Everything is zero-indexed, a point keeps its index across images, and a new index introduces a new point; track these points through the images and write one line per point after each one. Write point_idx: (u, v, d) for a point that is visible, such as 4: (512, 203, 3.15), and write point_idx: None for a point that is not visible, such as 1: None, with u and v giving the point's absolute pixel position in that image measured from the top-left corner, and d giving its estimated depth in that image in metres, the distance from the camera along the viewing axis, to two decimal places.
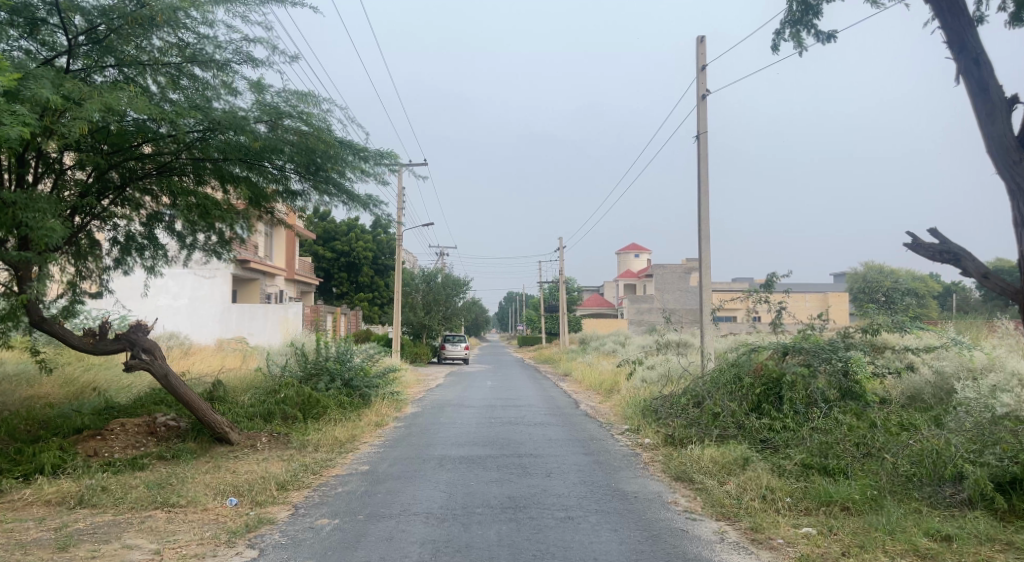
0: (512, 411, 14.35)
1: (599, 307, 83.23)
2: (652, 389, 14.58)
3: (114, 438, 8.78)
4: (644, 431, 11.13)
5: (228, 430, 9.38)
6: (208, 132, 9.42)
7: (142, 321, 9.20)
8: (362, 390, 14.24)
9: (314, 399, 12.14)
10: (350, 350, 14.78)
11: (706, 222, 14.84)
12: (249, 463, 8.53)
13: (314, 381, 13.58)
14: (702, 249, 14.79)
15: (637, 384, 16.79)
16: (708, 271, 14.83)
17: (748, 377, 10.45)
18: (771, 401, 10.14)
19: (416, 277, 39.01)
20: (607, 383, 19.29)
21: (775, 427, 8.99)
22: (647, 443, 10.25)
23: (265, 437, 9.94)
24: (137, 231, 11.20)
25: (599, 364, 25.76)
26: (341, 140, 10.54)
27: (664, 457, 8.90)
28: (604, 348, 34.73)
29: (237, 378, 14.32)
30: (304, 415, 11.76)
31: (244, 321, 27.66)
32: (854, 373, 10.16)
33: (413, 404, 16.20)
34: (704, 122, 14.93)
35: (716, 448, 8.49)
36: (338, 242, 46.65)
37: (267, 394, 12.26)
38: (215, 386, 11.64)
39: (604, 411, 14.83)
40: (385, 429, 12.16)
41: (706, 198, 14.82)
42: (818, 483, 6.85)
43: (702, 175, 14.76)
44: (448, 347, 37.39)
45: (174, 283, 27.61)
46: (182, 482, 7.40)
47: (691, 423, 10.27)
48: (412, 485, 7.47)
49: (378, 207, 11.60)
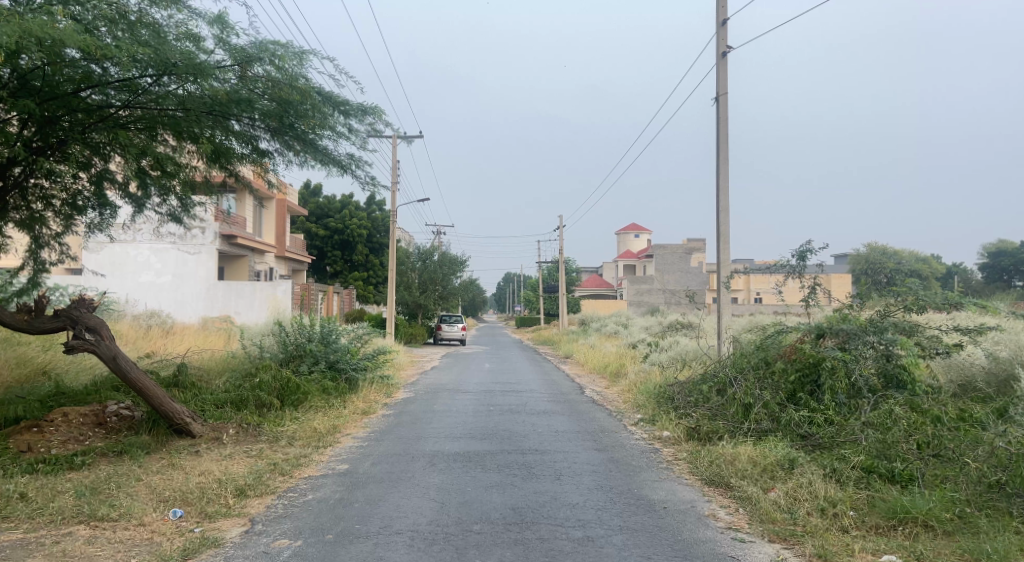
0: (511, 397, 13.20)
1: (598, 288, 82.03)
2: (665, 375, 13.40)
3: (53, 431, 7.61)
4: (662, 423, 9.95)
5: (188, 420, 8.18)
6: (163, 76, 8.13)
7: (86, 295, 7.98)
8: (348, 374, 13.04)
9: (293, 384, 10.93)
10: (336, 329, 13.55)
11: (725, 194, 13.58)
12: (208, 461, 7.33)
13: (295, 363, 12.38)
14: (720, 222, 13.56)
15: (645, 368, 15.60)
16: (726, 247, 13.61)
17: (780, 363, 9.27)
18: (807, 390, 8.95)
19: (412, 255, 37.73)
20: (612, 367, 18.10)
21: (816, 421, 7.82)
22: (667, 437, 9.08)
23: (233, 428, 8.75)
24: (85, 189, 9.98)
25: (603, 346, 24.59)
26: (316, 91, 9.21)
27: (690, 457, 7.73)
28: (606, 329, 33.58)
29: (213, 360, 13.11)
30: (281, 402, 10.56)
31: (230, 299, 26.43)
32: (899, 357, 8.99)
33: (406, 389, 15.02)
34: (724, 81, 13.62)
35: (751, 445, 7.34)
36: (332, 220, 45.32)
37: (243, 378, 11.09)
38: (181, 370, 10.43)
39: (612, 398, 13.66)
40: (372, 417, 10.98)
41: (725, 166, 13.54)
42: (885, 492, 5.67)
43: (721, 139, 13.46)
44: (444, 328, 36.24)
45: (156, 259, 26.27)
46: (121, 487, 6.21)
47: (717, 415, 9.09)
48: (397, 491, 6.29)
49: (362, 168, 10.33)
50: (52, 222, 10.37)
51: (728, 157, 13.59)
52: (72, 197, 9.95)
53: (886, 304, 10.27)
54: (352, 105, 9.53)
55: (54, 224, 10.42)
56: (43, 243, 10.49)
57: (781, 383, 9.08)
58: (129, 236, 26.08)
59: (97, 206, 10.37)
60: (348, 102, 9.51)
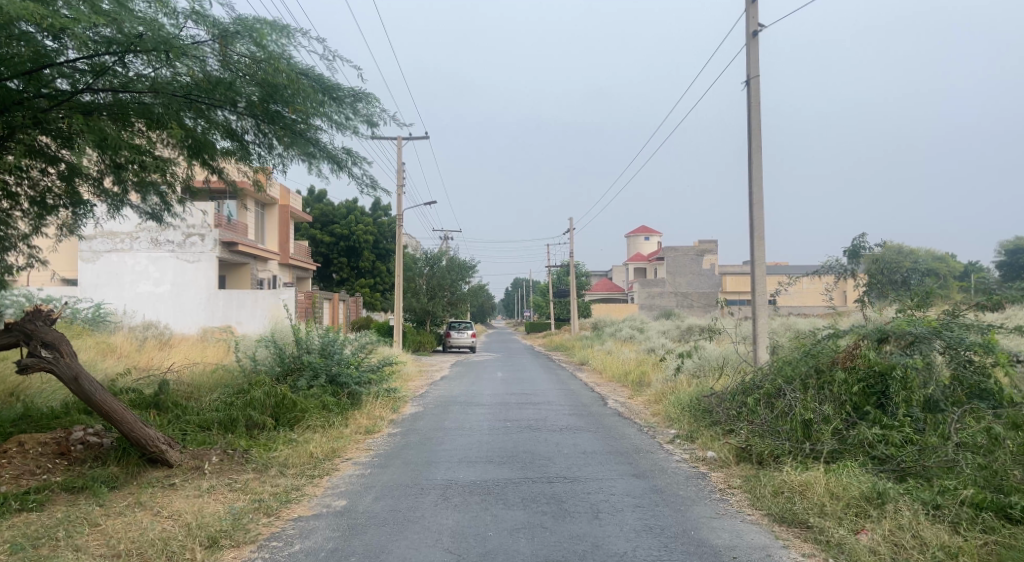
0: (528, 411, 12.07)
1: (609, 292, 80.83)
2: (696, 385, 12.24)
3: (4, 464, 6.56)
4: (703, 441, 8.82)
5: (164, 448, 7.11)
6: (131, 55, 7.09)
7: (43, 306, 6.92)
8: (351, 388, 11.95)
9: (288, 401, 9.87)
10: (338, 339, 12.48)
11: (758, 185, 12.47)
12: (181, 499, 6.24)
13: (293, 378, 11.30)
14: (753, 217, 12.45)
15: (670, 376, 14.46)
16: (761, 244, 12.48)
17: (839, 372, 8.12)
18: (874, 403, 7.79)
19: (419, 261, 36.70)
20: (634, 375, 16.95)
21: (894, 442, 6.66)
22: (713, 459, 7.94)
23: (217, 454, 7.65)
24: (56, 185, 9.07)
25: (620, 352, 23.45)
26: (304, 73, 8.12)
27: (748, 485, 6.57)
28: (620, 334, 32.44)
29: (205, 375, 12.06)
30: (275, 422, 9.48)
31: (232, 308, 25.38)
32: (980, 364, 7.82)
33: (414, 402, 13.92)
34: (754, 62, 12.55)
35: (822, 472, 6.19)
36: (337, 226, 44.42)
37: (234, 396, 10.03)
38: (164, 388, 9.37)
39: (639, 410, 12.50)
40: (377, 437, 9.88)
41: (758, 156, 12.44)
42: (1014, 537, 4.53)
43: (754, 125, 12.37)
44: (454, 335, 35.23)
45: (154, 268, 25.30)
46: (72, 536, 5.14)
47: (770, 432, 7.95)
48: (402, 538, 5.17)
49: (361, 159, 9.23)
50: (20, 221, 9.47)
51: (760, 146, 12.49)
52: (40, 195, 9.06)
53: (955, 303, 9.08)
54: (344, 92, 8.43)
55: (23, 224, 9.52)
56: (10, 246, 9.51)
57: (841, 394, 7.94)
58: (127, 244, 25.15)
59: (70, 205, 9.46)
60: (340, 88, 8.40)
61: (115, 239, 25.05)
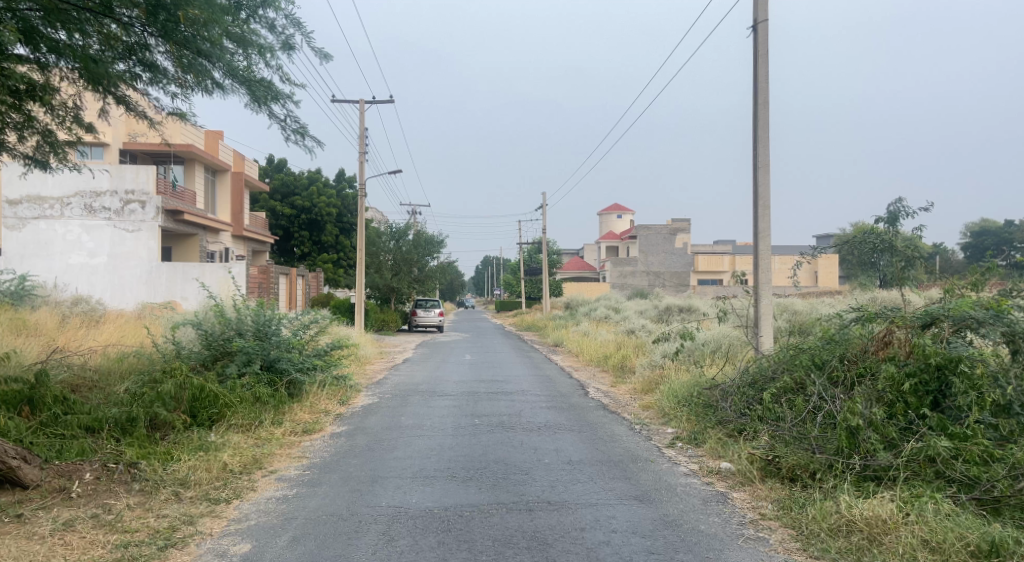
0: (499, 404, 10.39)
1: (580, 271, 79.46)
2: (691, 374, 10.74)
3: None
4: (712, 450, 7.24)
5: (17, 464, 5.30)
6: None
7: None
8: (292, 376, 10.19)
9: (208, 393, 8.09)
10: (278, 318, 10.67)
11: (764, 145, 10.97)
12: (16, 543, 4.44)
13: (221, 366, 9.52)
14: (758, 182, 10.93)
15: (657, 363, 12.91)
16: (767, 214, 10.96)
17: (883, 364, 6.52)
18: (928, 404, 6.21)
19: (383, 235, 34.72)
20: (615, 360, 15.40)
21: (975, 459, 5.07)
22: (732, 475, 6.35)
23: (95, 466, 5.88)
24: None
25: (597, 334, 21.96)
26: None
27: (792, 518, 4.97)
28: (595, 314, 30.96)
29: (117, 360, 10.16)
30: (189, 422, 7.70)
31: (176, 286, 23.43)
32: None
33: (368, 391, 12.16)
34: (763, 5, 11.06)
35: (896, 506, 4.58)
36: (298, 198, 42.10)
37: (141, 388, 8.20)
38: (45, 377, 7.51)
39: (626, 402, 10.92)
40: (317, 438, 8.13)
41: (765, 112, 10.97)
42: None
43: (761, 76, 10.96)
44: (420, 314, 33.46)
45: (88, 237, 23.06)
46: None
47: (800, 440, 6.38)
48: None
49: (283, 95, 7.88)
50: None
51: (767, 101, 10.99)
52: None
53: (1012, 282, 7.57)
54: None
55: None
56: None
57: (882, 390, 6.38)
58: (57, 211, 22.82)
59: None
60: None
61: (43, 205, 22.72)
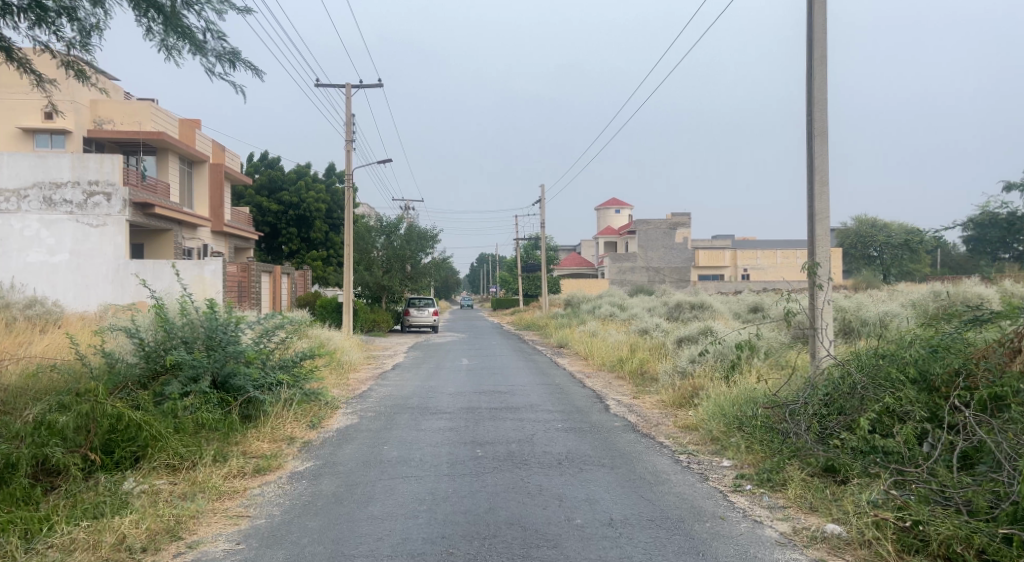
0: (505, 426, 8.44)
1: (578, 267, 77.74)
2: (737, 386, 8.83)
3: None
4: (801, 504, 5.29)
5: None
6: None
7: None
8: (248, 393, 8.24)
9: (126, 423, 6.18)
10: (235, 323, 8.68)
11: (821, 108, 9.02)
12: None
13: (158, 383, 7.56)
14: (814, 154, 8.99)
15: (685, 369, 10.99)
16: (824, 192, 9.01)
17: None
18: None
19: (372, 230, 32.73)
20: (632, 365, 13.50)
21: None
22: (849, 550, 4.40)
23: None
24: None
25: (607, 333, 20.00)
26: None
27: None
28: (599, 311, 29.10)
29: (33, 377, 8.20)
30: (93, 463, 5.81)
31: (145, 276, 21.34)
32: None
33: (347, 409, 10.20)
34: None
35: None
36: (285, 193, 40.06)
37: (38, 415, 6.28)
38: None
39: (658, 422, 9.00)
40: (269, 483, 6.19)
41: (821, 68, 9.01)
42: None
43: (817, 24, 8.97)
44: (413, 314, 31.49)
45: (48, 233, 21.07)
46: None
47: (945, 498, 4.43)
48: None
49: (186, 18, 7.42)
50: None
51: (824, 55, 9.02)
52: None
53: None
54: None
55: None
56: None
57: None
58: (14, 204, 20.80)
59: None
60: None
61: None
